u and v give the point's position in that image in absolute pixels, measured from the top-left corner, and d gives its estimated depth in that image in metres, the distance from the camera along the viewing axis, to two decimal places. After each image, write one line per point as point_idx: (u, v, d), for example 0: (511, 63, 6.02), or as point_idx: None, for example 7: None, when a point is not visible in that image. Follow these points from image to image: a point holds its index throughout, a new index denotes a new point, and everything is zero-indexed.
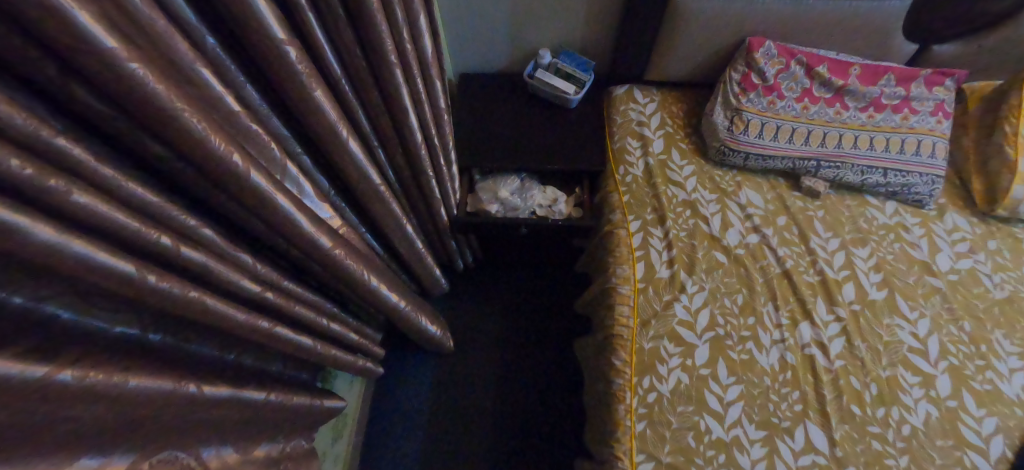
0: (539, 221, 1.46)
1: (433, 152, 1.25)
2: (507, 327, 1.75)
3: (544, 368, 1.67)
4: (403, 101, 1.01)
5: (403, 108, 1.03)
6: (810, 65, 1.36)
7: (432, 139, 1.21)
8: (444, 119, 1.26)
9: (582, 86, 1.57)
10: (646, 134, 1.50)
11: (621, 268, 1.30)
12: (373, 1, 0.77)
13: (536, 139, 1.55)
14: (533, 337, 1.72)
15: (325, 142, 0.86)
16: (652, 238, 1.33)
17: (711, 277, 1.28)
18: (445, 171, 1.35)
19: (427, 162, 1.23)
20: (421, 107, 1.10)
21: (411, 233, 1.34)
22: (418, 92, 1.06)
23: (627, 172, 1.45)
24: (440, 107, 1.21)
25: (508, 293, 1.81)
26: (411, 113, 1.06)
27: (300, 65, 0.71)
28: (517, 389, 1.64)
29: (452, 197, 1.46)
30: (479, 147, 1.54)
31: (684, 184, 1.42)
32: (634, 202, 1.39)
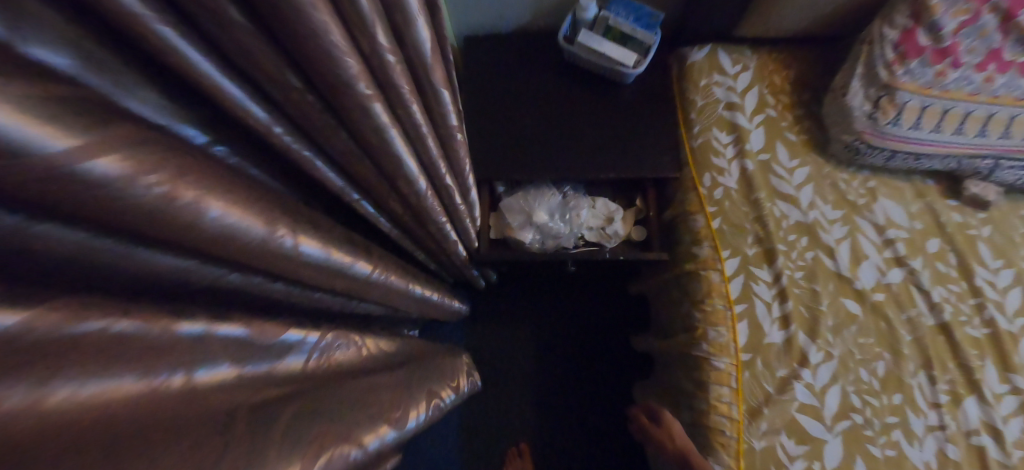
0: (590, 253, 1.09)
1: (447, 192, 0.82)
2: (545, 358, 1.47)
3: (593, 406, 1.42)
4: (392, 146, 0.57)
5: (393, 156, 0.59)
6: (1010, 10, 0.87)
7: (444, 177, 0.78)
8: (460, 140, 0.81)
9: (646, 53, 1.08)
10: (740, 123, 1.05)
11: (714, 331, 0.93)
12: None
13: (581, 134, 1.10)
14: (577, 370, 1.46)
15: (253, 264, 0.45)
16: (757, 284, 0.94)
17: (841, 339, 0.92)
18: (462, 208, 0.93)
19: (439, 206, 0.82)
20: (426, 144, 0.66)
21: (420, 293, 0.95)
22: (421, 124, 0.61)
23: (715, 183, 1.01)
24: (453, 125, 0.75)
25: (544, 316, 1.51)
26: (410, 159, 0.62)
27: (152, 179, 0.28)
28: (562, 433, 1.40)
29: (472, 228, 1.06)
30: (501, 150, 1.10)
31: (798, 199, 1.00)
32: (729, 229, 0.98)
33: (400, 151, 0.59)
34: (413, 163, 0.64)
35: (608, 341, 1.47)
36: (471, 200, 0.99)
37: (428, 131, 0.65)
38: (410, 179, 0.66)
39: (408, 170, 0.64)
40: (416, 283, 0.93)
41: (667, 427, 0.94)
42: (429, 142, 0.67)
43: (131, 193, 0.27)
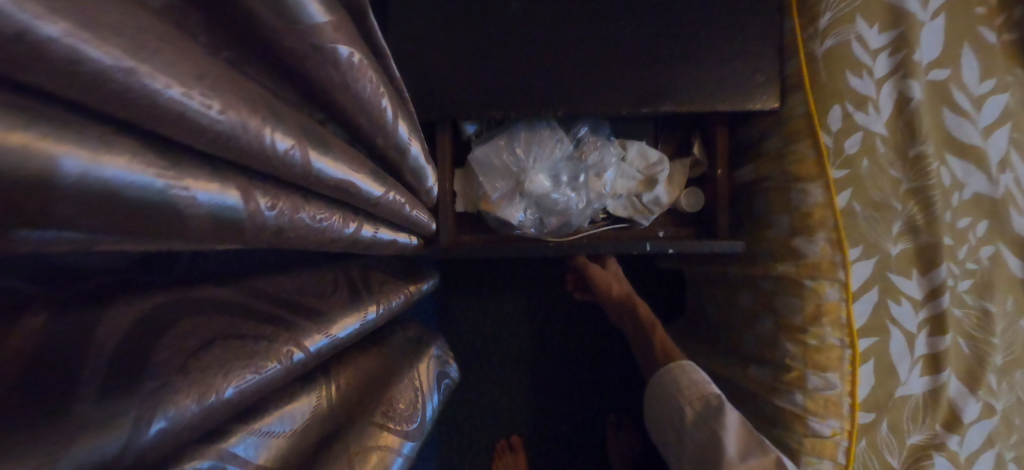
0: (621, 243, 0.66)
1: (339, 189, 0.37)
2: (537, 329, 1.17)
3: (592, 381, 1.17)
4: (38, 163, 0.15)
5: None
6: None
7: (315, 167, 0.32)
8: (348, 61, 0.34)
9: None
10: (907, 9, 0.57)
11: (819, 378, 0.58)
12: None
13: (612, 29, 0.60)
14: (575, 340, 1.17)
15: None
16: (897, 304, 0.57)
17: (1010, 386, 0.59)
18: (391, 198, 0.48)
19: (331, 209, 0.39)
20: (171, 111, 0.19)
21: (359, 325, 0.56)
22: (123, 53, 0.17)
23: (849, 124, 0.57)
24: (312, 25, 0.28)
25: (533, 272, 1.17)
26: (169, 183, 0.20)
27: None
28: (555, 415, 1.16)
29: (426, 207, 0.63)
30: (469, 62, 0.61)
31: (985, 156, 0.58)
32: (864, 209, 0.57)
33: (85, 173, 0.17)
34: (203, 186, 0.23)
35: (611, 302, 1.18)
36: (412, 167, 0.53)
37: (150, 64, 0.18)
38: (186, 234, 0.23)
39: (192, 216, 0.22)
40: (348, 318, 0.53)
41: (613, 269, 0.87)
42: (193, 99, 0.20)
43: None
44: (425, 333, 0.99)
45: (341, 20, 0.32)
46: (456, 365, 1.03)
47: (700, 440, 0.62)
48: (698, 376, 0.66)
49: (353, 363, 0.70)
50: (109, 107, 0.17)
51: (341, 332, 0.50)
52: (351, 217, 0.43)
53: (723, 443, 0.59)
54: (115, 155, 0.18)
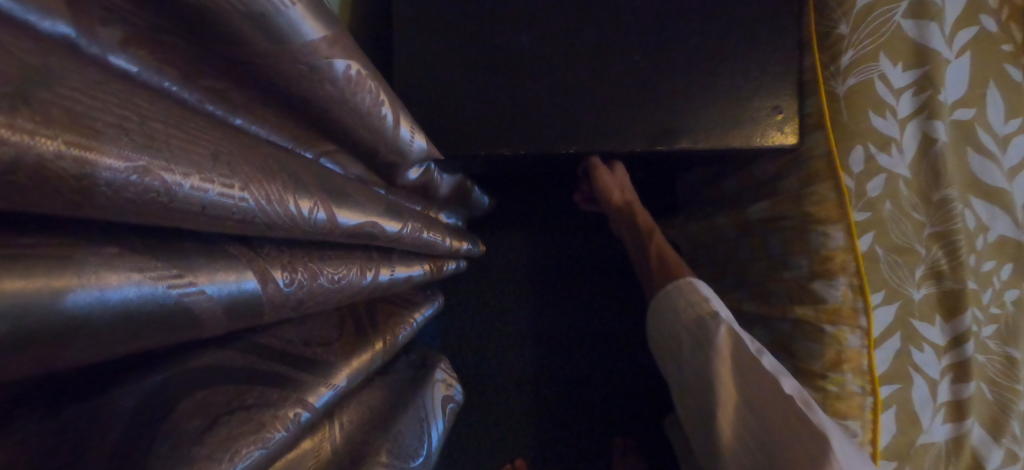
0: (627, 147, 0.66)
1: (360, 234, 0.34)
2: (545, 343, 1.08)
3: (611, 398, 1.07)
4: (31, 310, 0.13)
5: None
6: None
7: (339, 222, 0.30)
8: (348, 77, 0.31)
9: None
10: (933, 47, 0.55)
11: (838, 426, 0.56)
12: None
13: (626, 68, 0.59)
14: (589, 355, 1.08)
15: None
16: (920, 351, 0.56)
17: None
18: (409, 231, 0.46)
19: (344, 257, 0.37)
20: (186, 207, 0.18)
21: (368, 368, 0.54)
22: (137, 159, 0.15)
23: (871, 167, 0.55)
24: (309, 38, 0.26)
25: (542, 238, 1.10)
26: (175, 287, 0.19)
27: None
28: (563, 445, 1.05)
29: (440, 235, 0.61)
30: (479, 97, 0.60)
31: (1011, 198, 0.56)
32: (887, 254, 0.55)
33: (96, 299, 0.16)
34: (215, 278, 0.22)
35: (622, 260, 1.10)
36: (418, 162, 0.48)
37: (161, 166, 0.16)
38: (203, 328, 0.22)
39: (204, 312, 0.21)
40: (355, 363, 0.51)
41: (618, 176, 0.82)
42: (210, 188, 0.19)
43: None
44: (428, 354, 0.97)
45: (342, 37, 0.29)
46: (461, 386, 1.00)
47: (692, 369, 0.57)
48: (696, 295, 0.60)
49: (359, 400, 0.67)
50: (123, 217, 0.16)
51: (345, 382, 0.47)
52: (368, 265, 0.41)
53: (713, 373, 0.54)
54: (122, 272, 0.17)
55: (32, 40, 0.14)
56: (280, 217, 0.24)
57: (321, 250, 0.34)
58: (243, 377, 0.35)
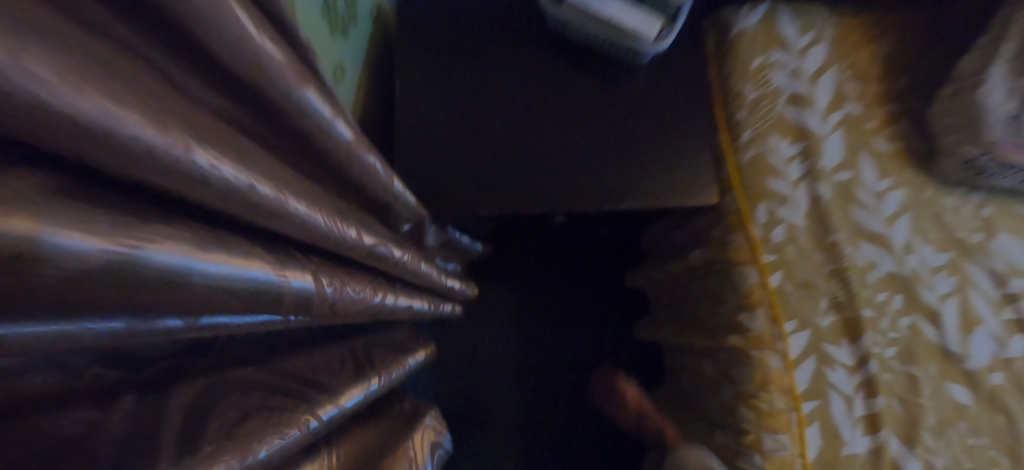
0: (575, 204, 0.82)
1: (376, 253, 0.49)
2: (531, 390, 1.15)
3: (596, 440, 1.12)
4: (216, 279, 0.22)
5: (211, 304, 0.23)
6: None
7: (364, 242, 0.45)
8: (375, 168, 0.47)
9: (673, 20, 0.71)
10: (810, 126, 0.71)
11: (772, 440, 0.65)
12: None
13: (576, 144, 0.75)
14: (572, 401, 1.14)
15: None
16: (834, 370, 0.66)
17: (944, 443, 0.66)
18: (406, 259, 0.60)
19: (362, 280, 0.49)
20: (302, 218, 0.31)
21: (366, 393, 0.64)
22: (279, 189, 0.28)
23: (774, 219, 0.69)
24: (346, 138, 0.39)
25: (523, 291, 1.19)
26: (281, 276, 0.29)
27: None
28: None
29: (434, 271, 0.76)
30: (462, 172, 0.76)
31: (891, 240, 0.69)
32: (795, 291, 0.67)
33: (50, 246, 0.14)
34: (297, 277, 0.32)
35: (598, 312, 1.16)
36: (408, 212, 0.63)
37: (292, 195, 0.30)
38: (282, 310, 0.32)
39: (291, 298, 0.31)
40: (352, 389, 0.61)
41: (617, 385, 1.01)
42: (303, 208, 0.31)
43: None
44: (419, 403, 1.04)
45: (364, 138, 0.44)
46: (450, 434, 1.06)
47: None
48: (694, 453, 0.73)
49: (354, 435, 0.75)
50: (277, 223, 0.29)
51: (347, 402, 0.57)
52: (378, 289, 0.53)
53: None
54: (256, 261, 0.26)
55: (239, 137, 0.28)
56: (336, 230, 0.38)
57: (349, 272, 0.47)
58: (265, 392, 0.45)
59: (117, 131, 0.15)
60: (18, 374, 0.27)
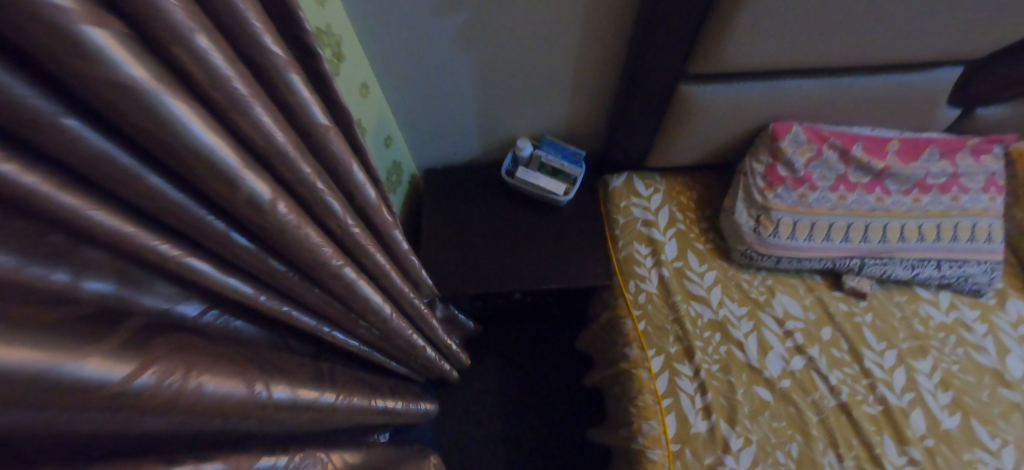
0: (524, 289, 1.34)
1: (410, 302, 1.02)
2: (512, 440, 1.48)
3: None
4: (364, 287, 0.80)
5: (359, 293, 0.79)
6: (845, 148, 1.14)
7: (406, 294, 0.99)
8: (413, 263, 1.03)
9: (573, 182, 1.32)
10: (656, 237, 1.24)
11: (647, 424, 1.06)
12: (284, 215, 0.55)
13: (524, 249, 1.28)
14: (543, 444, 1.47)
15: (209, 419, 0.56)
16: (680, 379, 1.09)
17: (757, 425, 1.05)
18: (423, 312, 1.12)
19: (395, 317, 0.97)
20: (390, 276, 0.89)
21: (383, 403, 1.07)
22: (385, 264, 0.86)
23: (639, 289, 1.19)
24: (403, 247, 0.96)
25: (499, 361, 1.60)
26: (379, 299, 0.86)
27: (134, 376, 0.42)
28: None
29: (437, 327, 1.25)
30: (456, 269, 1.27)
31: (709, 299, 1.18)
32: (653, 330, 1.14)
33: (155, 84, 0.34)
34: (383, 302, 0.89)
35: (558, 369, 1.58)
36: (428, 290, 1.16)
37: (388, 267, 0.88)
38: (377, 310, 0.88)
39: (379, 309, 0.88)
40: (373, 398, 1.04)
41: None
42: (391, 272, 0.90)
43: (116, 392, 0.40)
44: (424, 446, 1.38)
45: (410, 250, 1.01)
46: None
47: None
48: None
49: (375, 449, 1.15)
50: None
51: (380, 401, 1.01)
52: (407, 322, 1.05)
53: None
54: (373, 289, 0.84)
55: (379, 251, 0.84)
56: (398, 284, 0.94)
57: (400, 307, 1.00)
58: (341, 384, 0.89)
59: (212, 62, 0.39)
60: (280, 332, 0.80)
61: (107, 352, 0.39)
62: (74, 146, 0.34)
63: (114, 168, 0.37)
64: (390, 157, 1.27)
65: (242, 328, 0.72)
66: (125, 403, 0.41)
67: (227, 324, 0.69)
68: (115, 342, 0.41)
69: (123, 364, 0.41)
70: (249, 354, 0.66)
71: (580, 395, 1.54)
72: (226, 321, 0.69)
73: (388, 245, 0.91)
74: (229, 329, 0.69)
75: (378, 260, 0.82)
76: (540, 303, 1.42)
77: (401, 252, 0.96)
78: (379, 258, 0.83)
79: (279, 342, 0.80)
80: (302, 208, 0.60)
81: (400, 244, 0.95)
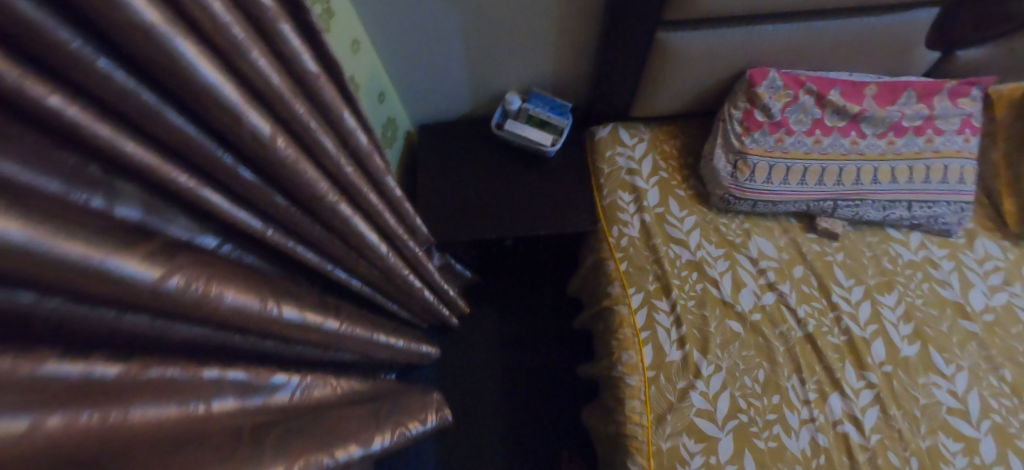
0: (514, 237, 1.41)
1: (405, 245, 1.11)
2: (509, 379, 1.60)
3: (554, 407, 1.55)
4: (361, 226, 0.89)
5: (356, 231, 0.89)
6: (821, 92, 1.18)
7: (400, 237, 1.08)
8: (406, 209, 1.12)
9: (560, 133, 1.37)
10: (639, 185, 1.31)
11: (626, 354, 1.16)
12: (284, 150, 0.63)
13: (513, 199, 1.35)
14: (537, 383, 1.59)
15: (228, 322, 0.67)
16: (658, 314, 1.18)
17: (727, 353, 1.14)
18: (419, 256, 1.21)
19: (392, 258, 1.06)
20: (383, 218, 0.98)
21: (385, 339, 1.18)
22: (378, 205, 0.95)
23: (622, 233, 1.27)
24: (396, 194, 1.05)
25: (496, 309, 1.70)
26: (375, 239, 0.95)
27: (165, 278, 0.53)
28: (530, 444, 1.51)
29: (434, 273, 1.34)
30: (449, 218, 1.35)
31: (687, 242, 1.25)
32: (634, 270, 1.22)
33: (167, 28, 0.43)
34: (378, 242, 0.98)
35: (551, 316, 1.68)
36: (423, 237, 1.24)
37: (382, 209, 0.97)
38: (374, 249, 0.98)
39: (375, 249, 0.98)
40: (375, 332, 1.13)
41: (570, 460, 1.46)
42: (385, 215, 0.99)
43: (150, 288, 0.51)
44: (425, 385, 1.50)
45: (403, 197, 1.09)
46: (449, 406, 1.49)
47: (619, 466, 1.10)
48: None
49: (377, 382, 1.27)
50: None
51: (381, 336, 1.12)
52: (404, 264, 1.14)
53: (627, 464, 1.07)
54: (368, 228, 0.93)
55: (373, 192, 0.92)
56: (392, 227, 1.03)
57: (396, 249, 1.09)
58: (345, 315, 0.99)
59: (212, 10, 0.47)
60: (287, 267, 0.90)
61: (143, 256, 0.51)
62: (107, 85, 0.42)
63: (139, 102, 0.45)
64: (385, 112, 1.33)
65: (255, 261, 0.81)
66: (156, 296, 0.53)
67: (241, 255, 0.78)
68: (150, 250, 0.53)
69: (155, 266, 0.52)
70: (261, 280, 0.76)
71: (572, 338, 1.65)
72: (240, 253, 0.78)
73: (383, 190, 0.99)
74: (244, 259, 0.78)
75: (372, 201, 0.91)
76: (532, 252, 1.51)
77: (394, 197, 1.05)
78: (373, 199, 0.92)
79: (287, 276, 0.89)
80: (301, 146, 0.68)
81: (393, 190, 1.03)
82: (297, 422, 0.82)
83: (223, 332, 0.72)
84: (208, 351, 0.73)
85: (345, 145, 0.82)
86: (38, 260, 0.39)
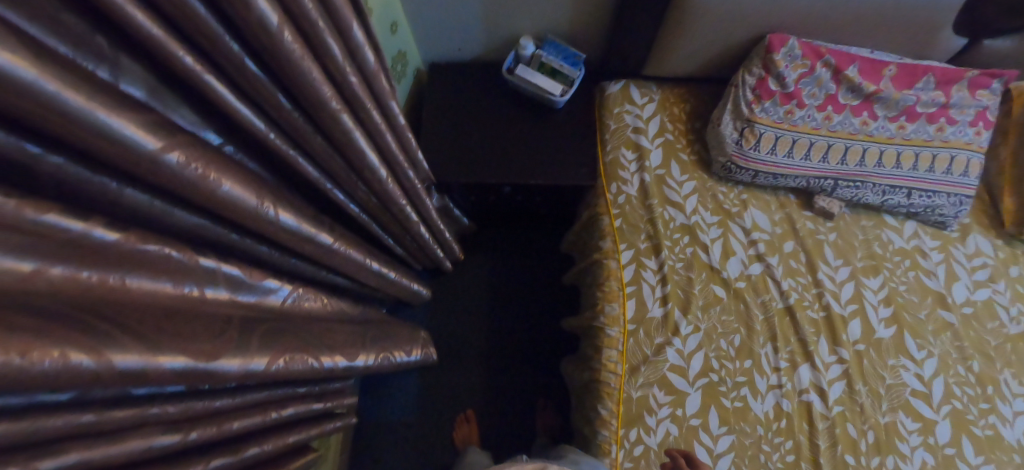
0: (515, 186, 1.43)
1: (406, 175, 1.13)
2: (495, 326, 1.64)
3: (535, 356, 1.61)
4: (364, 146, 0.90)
5: (359, 149, 0.89)
6: (838, 67, 1.16)
7: (402, 166, 1.09)
8: (409, 141, 1.12)
9: (571, 85, 1.35)
10: (643, 144, 1.31)
11: (610, 306, 1.18)
12: (291, 46, 0.63)
13: (516, 146, 1.34)
14: (521, 332, 1.63)
15: (226, 213, 0.69)
16: (645, 271, 1.20)
17: (708, 316, 1.17)
18: (419, 191, 1.23)
19: (392, 186, 1.07)
20: (386, 143, 0.99)
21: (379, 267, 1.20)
22: (382, 128, 0.95)
23: (619, 191, 1.28)
24: (401, 121, 1.05)
25: (489, 259, 1.73)
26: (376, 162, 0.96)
27: (165, 152, 0.54)
28: (508, 387, 1.56)
29: (432, 212, 1.36)
30: (450, 159, 1.35)
31: (684, 205, 1.26)
32: (626, 227, 1.24)
33: None
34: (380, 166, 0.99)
35: (542, 270, 1.71)
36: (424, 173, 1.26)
37: (385, 134, 0.98)
38: (376, 173, 0.99)
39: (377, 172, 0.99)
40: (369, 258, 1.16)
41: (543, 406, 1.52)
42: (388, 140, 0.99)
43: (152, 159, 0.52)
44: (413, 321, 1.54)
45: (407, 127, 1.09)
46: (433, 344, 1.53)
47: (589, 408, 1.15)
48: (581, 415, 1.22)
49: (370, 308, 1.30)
50: None
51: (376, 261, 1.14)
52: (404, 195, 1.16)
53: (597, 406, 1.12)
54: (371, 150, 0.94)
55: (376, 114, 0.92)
56: (394, 155, 1.04)
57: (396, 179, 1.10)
58: (339, 234, 1.01)
59: None
60: (287, 179, 0.91)
61: (148, 126, 0.51)
62: None
63: None
64: (396, 44, 1.31)
65: (256, 165, 0.82)
66: (157, 169, 0.54)
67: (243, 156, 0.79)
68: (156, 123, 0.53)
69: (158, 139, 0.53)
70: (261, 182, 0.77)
71: (560, 294, 1.68)
72: (243, 154, 0.79)
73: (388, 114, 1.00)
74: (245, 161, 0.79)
75: (376, 121, 0.92)
76: (531, 204, 1.52)
77: (399, 125, 1.05)
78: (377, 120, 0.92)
79: (286, 186, 0.90)
80: (307, 45, 0.68)
81: (398, 118, 1.03)
82: (285, 323, 0.86)
83: (219, 225, 0.74)
84: (205, 244, 0.74)
85: (353, 57, 0.82)
86: (48, 105, 0.40)
